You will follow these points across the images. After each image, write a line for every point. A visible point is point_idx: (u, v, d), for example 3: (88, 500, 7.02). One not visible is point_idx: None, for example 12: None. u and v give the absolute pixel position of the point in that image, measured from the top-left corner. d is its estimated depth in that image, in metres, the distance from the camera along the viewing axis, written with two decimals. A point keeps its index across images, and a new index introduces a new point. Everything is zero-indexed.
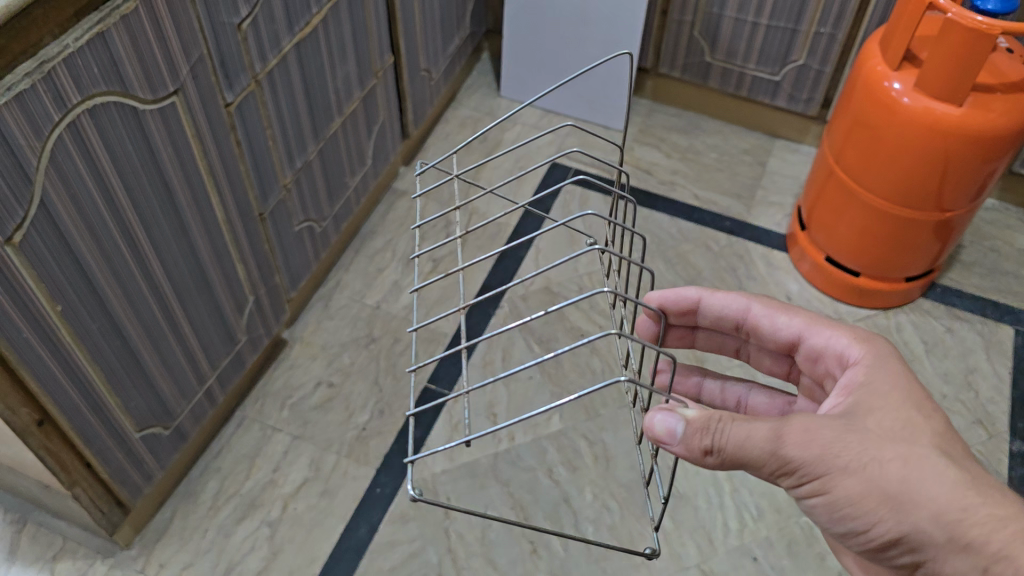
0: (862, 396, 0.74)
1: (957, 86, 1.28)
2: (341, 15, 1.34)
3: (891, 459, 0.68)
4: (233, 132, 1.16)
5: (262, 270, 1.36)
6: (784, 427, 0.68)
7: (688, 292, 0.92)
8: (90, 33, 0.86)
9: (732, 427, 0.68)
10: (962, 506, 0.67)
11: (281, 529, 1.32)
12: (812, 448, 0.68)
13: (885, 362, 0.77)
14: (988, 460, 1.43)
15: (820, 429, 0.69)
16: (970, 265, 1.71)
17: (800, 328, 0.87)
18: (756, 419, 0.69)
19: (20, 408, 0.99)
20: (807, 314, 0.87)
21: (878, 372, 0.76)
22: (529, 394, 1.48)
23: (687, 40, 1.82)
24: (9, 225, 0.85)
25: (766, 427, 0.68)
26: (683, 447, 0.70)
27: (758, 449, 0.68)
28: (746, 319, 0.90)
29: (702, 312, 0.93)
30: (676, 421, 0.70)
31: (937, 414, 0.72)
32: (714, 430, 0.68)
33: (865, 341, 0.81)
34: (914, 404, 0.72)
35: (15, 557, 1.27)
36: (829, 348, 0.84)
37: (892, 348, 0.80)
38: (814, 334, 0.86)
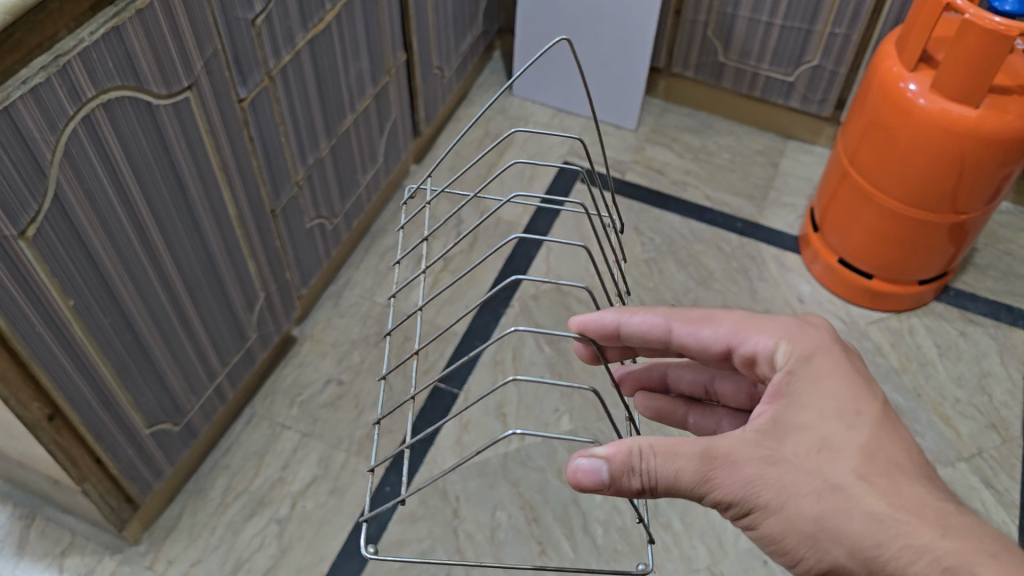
0: (784, 408, 0.69)
1: (975, 87, 1.27)
2: (355, 11, 1.33)
3: (806, 495, 0.66)
4: (246, 127, 1.16)
5: (273, 267, 1.36)
6: (710, 469, 0.66)
7: (606, 317, 0.77)
8: (106, 27, 0.86)
9: (657, 465, 0.66)
10: (875, 542, 0.64)
11: (290, 527, 1.32)
12: (734, 485, 0.66)
13: (817, 364, 0.70)
14: (1001, 465, 1.42)
15: (738, 461, 0.66)
16: (984, 269, 1.69)
17: (728, 335, 0.76)
18: (680, 455, 0.66)
19: (31, 402, 0.98)
20: (733, 315, 0.76)
21: (811, 385, 0.69)
22: (540, 393, 1.48)
23: (700, 40, 1.81)
24: (23, 218, 0.85)
25: (691, 463, 0.66)
26: (612, 489, 0.68)
27: (687, 485, 0.67)
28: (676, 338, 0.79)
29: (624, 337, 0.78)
30: (598, 463, 0.67)
31: (862, 422, 0.67)
32: (639, 469, 0.66)
33: (795, 337, 0.72)
34: (835, 415, 0.67)
35: (23, 552, 1.27)
36: (760, 352, 0.74)
37: (825, 343, 0.72)
38: (744, 340, 0.75)
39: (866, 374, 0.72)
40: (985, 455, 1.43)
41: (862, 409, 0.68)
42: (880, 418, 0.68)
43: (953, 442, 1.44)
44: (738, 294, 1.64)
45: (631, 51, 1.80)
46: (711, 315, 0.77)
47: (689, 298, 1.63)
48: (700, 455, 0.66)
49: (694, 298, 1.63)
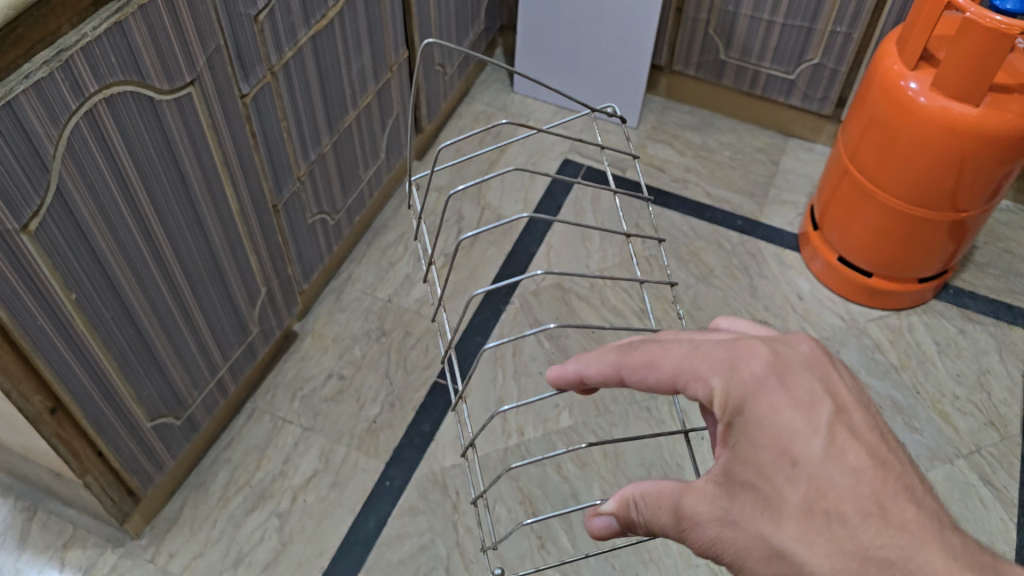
0: (728, 463, 0.59)
1: (975, 86, 1.27)
2: (357, 7, 1.34)
3: (759, 560, 0.58)
4: (249, 123, 1.17)
5: (275, 262, 1.36)
6: (683, 525, 0.63)
7: (565, 368, 0.66)
8: (109, 22, 0.86)
9: (646, 519, 0.66)
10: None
11: (291, 520, 1.32)
12: (701, 543, 0.62)
13: (755, 414, 0.57)
14: (999, 462, 1.42)
15: (700, 521, 0.62)
16: (984, 267, 1.70)
17: (673, 380, 0.61)
18: (658, 510, 0.65)
19: (32, 396, 0.99)
20: (674, 353, 0.61)
21: (749, 441, 0.57)
22: (540, 389, 1.48)
23: (701, 38, 1.81)
24: (25, 212, 0.86)
25: (665, 519, 0.65)
26: (630, 536, 0.70)
27: (675, 537, 0.65)
28: None
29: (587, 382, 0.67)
30: (604, 518, 0.70)
31: (799, 473, 0.54)
32: (638, 520, 0.68)
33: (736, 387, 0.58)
34: (768, 470, 0.56)
35: (25, 544, 1.28)
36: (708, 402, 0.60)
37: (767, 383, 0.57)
38: (687, 386, 0.60)
39: (812, 403, 0.55)
40: (983, 453, 1.44)
41: (800, 458, 0.54)
42: (822, 464, 0.54)
43: (951, 439, 1.45)
44: (738, 291, 1.65)
45: (632, 48, 1.80)
46: (655, 355, 0.62)
47: (688, 295, 1.63)
48: (672, 511, 0.64)
49: (694, 294, 1.63)
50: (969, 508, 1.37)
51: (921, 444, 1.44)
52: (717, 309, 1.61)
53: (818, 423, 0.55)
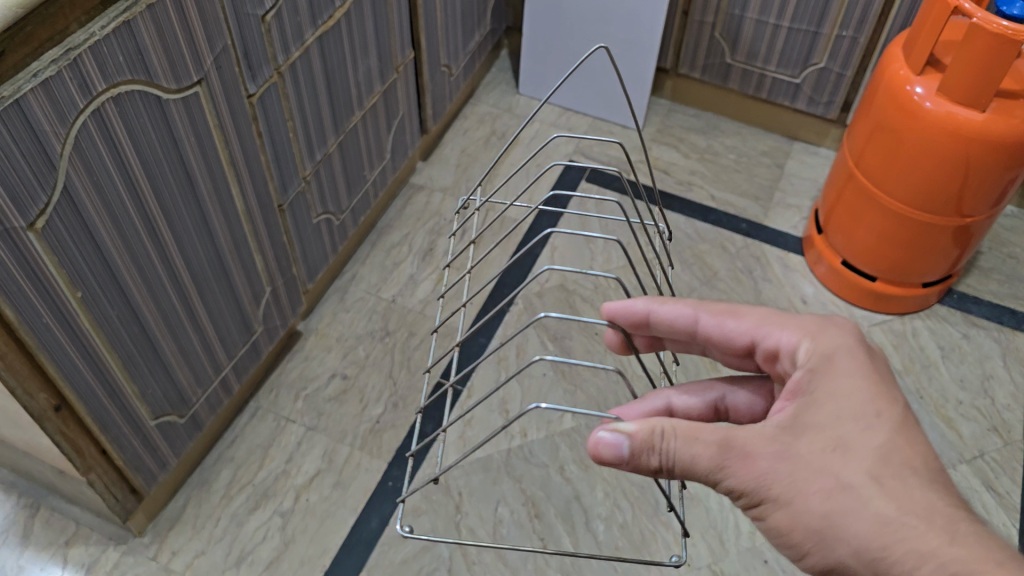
0: (800, 406, 0.69)
1: (980, 92, 1.27)
2: (364, 9, 1.34)
3: (816, 492, 0.66)
4: (255, 122, 1.17)
5: (280, 261, 1.37)
6: (727, 454, 0.67)
7: (636, 306, 0.81)
8: (117, 21, 0.86)
9: (676, 447, 0.67)
10: (882, 544, 0.63)
11: (294, 519, 1.33)
12: (746, 476, 0.67)
13: (838, 365, 0.70)
14: (1002, 468, 1.42)
15: (754, 450, 0.67)
16: (989, 272, 1.70)
17: (750, 330, 0.77)
18: (695, 440, 0.67)
19: (37, 393, 0.99)
20: (759, 311, 0.77)
21: (829, 383, 0.69)
22: (543, 390, 1.48)
23: (707, 41, 1.81)
24: (32, 210, 0.86)
25: (704, 452, 0.67)
26: (629, 466, 0.69)
27: (699, 472, 0.68)
28: (697, 331, 0.80)
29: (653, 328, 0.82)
30: (620, 439, 0.68)
31: (881, 423, 0.67)
32: (659, 449, 0.68)
33: (816, 338, 0.72)
34: (852, 416, 0.67)
35: (28, 541, 1.29)
36: (783, 350, 0.74)
37: (847, 344, 0.71)
38: (767, 333, 0.76)
39: (889, 380, 0.70)
40: (986, 458, 1.43)
41: (882, 411, 0.67)
42: (901, 421, 0.67)
43: (954, 444, 1.45)
44: (743, 294, 1.65)
45: (638, 51, 1.81)
46: (738, 310, 0.78)
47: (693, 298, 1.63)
48: (718, 443, 0.67)
49: (698, 297, 1.63)
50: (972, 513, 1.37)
51: None
52: None
53: (897, 399, 0.69)
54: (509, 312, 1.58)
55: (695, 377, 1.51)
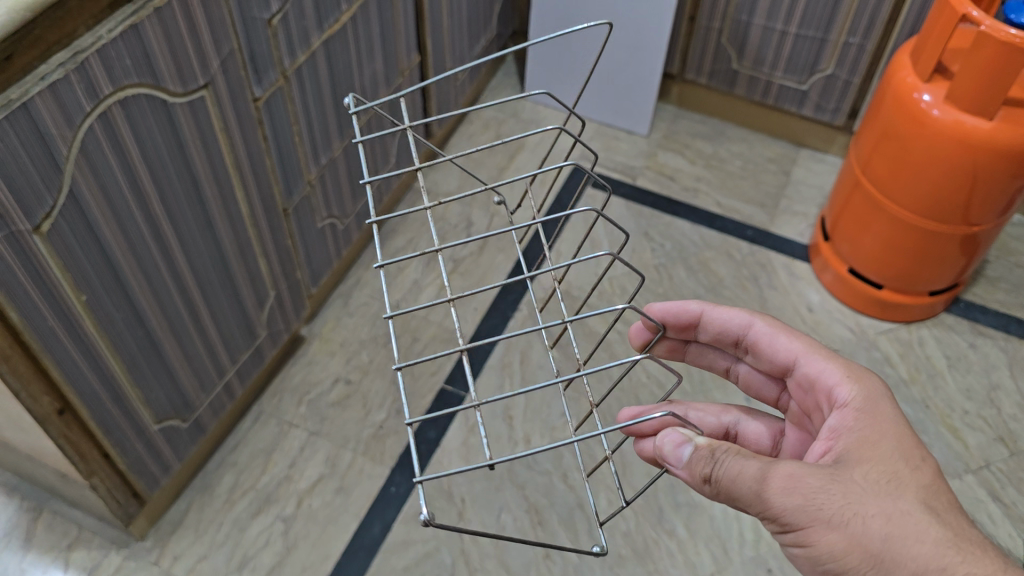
0: (849, 444, 0.74)
1: (990, 101, 1.26)
2: (370, 12, 1.34)
3: (874, 515, 0.68)
4: (261, 126, 1.17)
5: (284, 266, 1.36)
6: (772, 469, 0.70)
7: (690, 306, 0.91)
8: (124, 24, 0.86)
9: (728, 456, 0.72)
10: (941, 566, 0.67)
11: (296, 525, 1.32)
12: (792, 495, 0.69)
13: (880, 406, 0.76)
14: (1008, 478, 1.41)
15: (804, 473, 0.70)
16: (995, 281, 1.69)
17: (794, 352, 0.85)
18: (748, 456, 0.71)
19: (42, 396, 0.99)
20: (808, 340, 0.86)
21: (869, 421, 0.75)
22: (547, 398, 1.47)
23: (714, 47, 1.81)
24: (38, 213, 0.86)
25: (753, 465, 0.71)
26: (687, 472, 0.74)
27: (745, 487, 0.70)
28: (747, 334, 0.89)
29: (702, 330, 0.92)
30: (682, 444, 0.74)
31: (927, 465, 0.72)
32: (714, 458, 0.72)
33: (856, 379, 0.79)
34: (901, 455, 0.72)
35: (30, 544, 1.28)
36: (821, 379, 0.82)
37: (885, 390, 0.78)
38: (808, 361, 0.84)
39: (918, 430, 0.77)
40: (992, 468, 1.43)
41: (926, 455, 0.73)
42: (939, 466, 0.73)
43: (961, 454, 1.44)
44: (748, 302, 1.64)
45: (643, 56, 1.80)
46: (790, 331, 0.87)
47: None
48: (766, 460, 0.71)
49: None
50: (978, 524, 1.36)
51: None
52: None
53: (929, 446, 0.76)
54: (514, 320, 1.58)
55: (700, 384, 1.51)
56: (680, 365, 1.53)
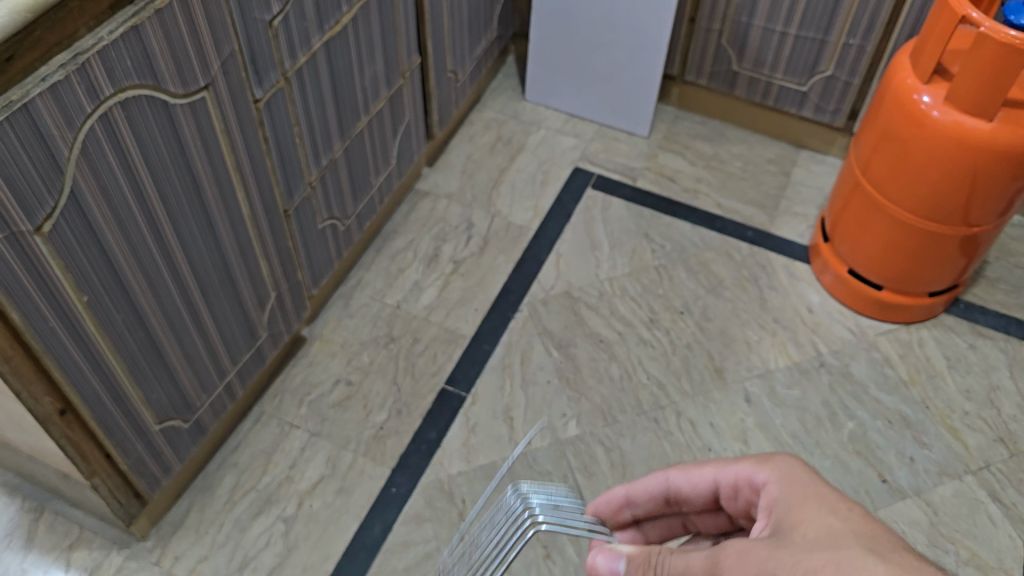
0: (781, 513, 0.67)
1: (989, 102, 1.27)
2: (371, 13, 1.34)
3: (821, 567, 0.58)
4: (262, 128, 1.17)
5: (285, 267, 1.37)
6: (718, 554, 0.65)
7: (615, 493, 0.87)
8: (125, 26, 0.87)
9: (669, 558, 0.68)
10: None
11: (297, 525, 1.32)
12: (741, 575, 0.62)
13: (796, 476, 0.69)
14: (1008, 479, 1.41)
15: (748, 551, 0.63)
16: (995, 282, 1.69)
17: (708, 476, 0.78)
18: (686, 550, 0.68)
19: (43, 397, 0.99)
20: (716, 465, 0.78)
21: (789, 486, 0.69)
22: (548, 399, 1.48)
23: (714, 48, 1.81)
24: (39, 214, 0.86)
25: (697, 557, 0.66)
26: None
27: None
28: (667, 489, 0.82)
29: (633, 502, 0.86)
30: (613, 556, 0.72)
31: (854, 513, 0.62)
32: (656, 563, 0.70)
33: (766, 461, 0.72)
34: (828, 509, 0.64)
35: (32, 544, 1.29)
36: (739, 482, 0.74)
37: (795, 460, 0.71)
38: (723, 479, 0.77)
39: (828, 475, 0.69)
40: (992, 469, 1.43)
41: (847, 503, 0.64)
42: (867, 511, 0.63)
43: (961, 455, 1.44)
44: (748, 303, 1.64)
45: (644, 58, 1.80)
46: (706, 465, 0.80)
47: (698, 305, 1.63)
48: (707, 555, 0.66)
49: (704, 305, 1.63)
50: (978, 525, 1.36)
51: (930, 460, 1.43)
52: (725, 320, 1.61)
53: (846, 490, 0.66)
54: (515, 320, 1.58)
55: (700, 385, 1.51)
56: (680, 366, 1.54)
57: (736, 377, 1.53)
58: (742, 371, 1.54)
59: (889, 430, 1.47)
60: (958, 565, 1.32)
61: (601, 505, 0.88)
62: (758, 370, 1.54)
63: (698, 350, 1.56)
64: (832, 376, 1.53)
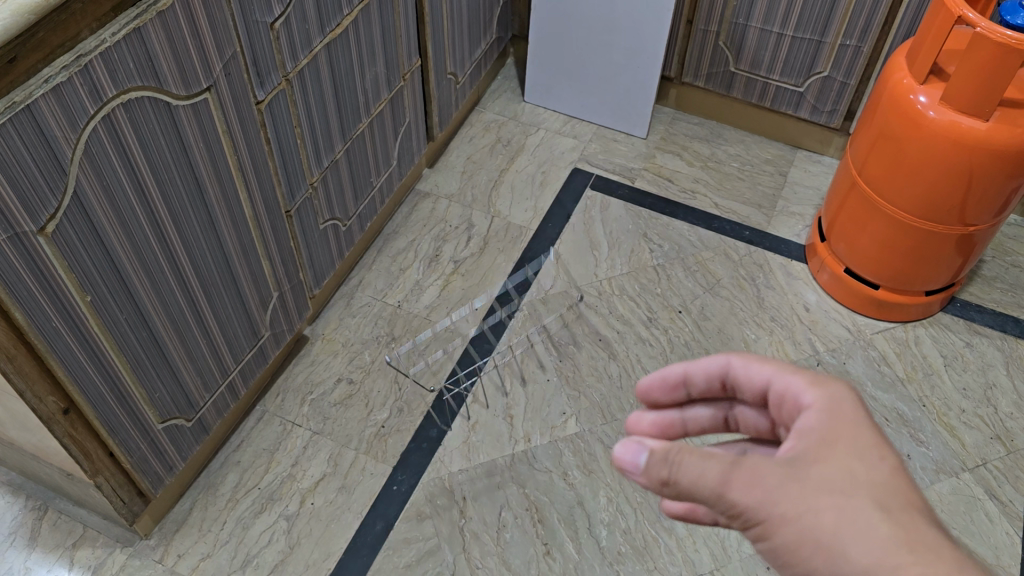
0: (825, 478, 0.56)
1: (984, 102, 1.28)
2: (371, 16, 1.35)
3: (825, 507, 0.55)
4: (263, 129, 1.18)
5: (287, 267, 1.38)
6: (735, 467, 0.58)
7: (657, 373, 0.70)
8: (127, 28, 0.88)
9: (690, 458, 0.58)
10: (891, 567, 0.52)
11: (300, 523, 1.34)
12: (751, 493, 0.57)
13: (845, 410, 0.59)
14: (1004, 476, 1.43)
15: (764, 468, 0.57)
16: (991, 281, 1.70)
17: (768, 375, 0.65)
18: (707, 454, 0.58)
19: (47, 396, 1.00)
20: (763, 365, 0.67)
21: (836, 436, 0.58)
22: (547, 397, 1.49)
23: (711, 50, 1.82)
24: (43, 215, 0.87)
25: (714, 467, 0.58)
26: (643, 478, 0.60)
27: (705, 491, 0.58)
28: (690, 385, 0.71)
29: (690, 385, 0.70)
30: (636, 447, 0.60)
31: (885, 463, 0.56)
32: (675, 461, 0.58)
33: (820, 383, 0.62)
34: (858, 454, 0.57)
35: (36, 543, 1.30)
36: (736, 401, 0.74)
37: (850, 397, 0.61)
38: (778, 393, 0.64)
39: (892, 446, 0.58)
40: (989, 466, 1.44)
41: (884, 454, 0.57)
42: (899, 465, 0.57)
43: (957, 452, 1.45)
44: (746, 302, 1.66)
45: (642, 59, 1.82)
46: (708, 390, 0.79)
47: (696, 305, 1.64)
48: (731, 460, 0.58)
49: (702, 304, 1.64)
50: (975, 522, 1.37)
51: (927, 457, 1.44)
52: (723, 319, 1.62)
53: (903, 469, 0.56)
54: (514, 320, 1.59)
55: None
56: (679, 364, 1.55)
57: None
58: None
59: (886, 427, 1.48)
60: None
61: (652, 384, 0.71)
62: None
63: (697, 348, 1.57)
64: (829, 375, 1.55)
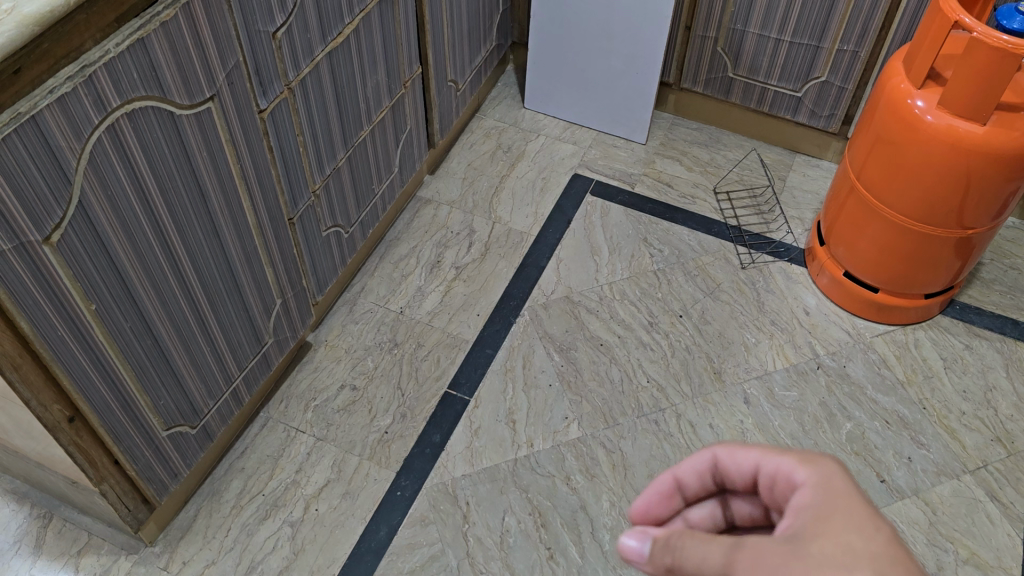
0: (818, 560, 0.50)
1: (980, 105, 1.29)
2: (373, 24, 1.36)
3: None
4: (266, 138, 1.19)
5: (290, 275, 1.39)
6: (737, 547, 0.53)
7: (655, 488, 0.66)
8: (131, 39, 0.89)
9: (690, 544, 0.56)
10: None
11: (303, 529, 1.34)
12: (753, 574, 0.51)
13: (838, 483, 0.55)
14: (1005, 478, 1.43)
15: (766, 548, 0.52)
16: (990, 283, 1.71)
17: (754, 459, 0.61)
18: (708, 538, 0.55)
19: (52, 404, 1.01)
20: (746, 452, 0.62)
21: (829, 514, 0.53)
22: (549, 401, 1.50)
23: (710, 55, 1.84)
24: (48, 224, 0.88)
25: (716, 549, 0.54)
26: (650, 566, 0.59)
27: None
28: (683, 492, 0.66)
29: (684, 490, 0.66)
30: (640, 538, 0.59)
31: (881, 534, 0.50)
32: (674, 547, 0.57)
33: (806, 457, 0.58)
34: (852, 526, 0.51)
35: (41, 551, 1.30)
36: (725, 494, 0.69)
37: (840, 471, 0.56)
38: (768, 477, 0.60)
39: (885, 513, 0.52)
40: (990, 468, 1.44)
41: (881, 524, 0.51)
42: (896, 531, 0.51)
43: (959, 454, 1.46)
44: (747, 306, 1.66)
45: (641, 66, 1.83)
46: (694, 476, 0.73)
47: (696, 309, 1.65)
48: (731, 541, 0.54)
49: (702, 308, 1.65)
50: (977, 524, 1.38)
51: (928, 460, 1.45)
52: (724, 323, 1.63)
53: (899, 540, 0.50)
54: (516, 326, 1.60)
55: (700, 386, 1.53)
56: (680, 369, 1.56)
57: (735, 380, 1.55)
58: (741, 373, 1.56)
59: (886, 430, 1.49)
60: (956, 564, 1.33)
61: (646, 503, 0.66)
62: (756, 372, 1.56)
63: (697, 352, 1.58)
64: (830, 378, 1.55)
